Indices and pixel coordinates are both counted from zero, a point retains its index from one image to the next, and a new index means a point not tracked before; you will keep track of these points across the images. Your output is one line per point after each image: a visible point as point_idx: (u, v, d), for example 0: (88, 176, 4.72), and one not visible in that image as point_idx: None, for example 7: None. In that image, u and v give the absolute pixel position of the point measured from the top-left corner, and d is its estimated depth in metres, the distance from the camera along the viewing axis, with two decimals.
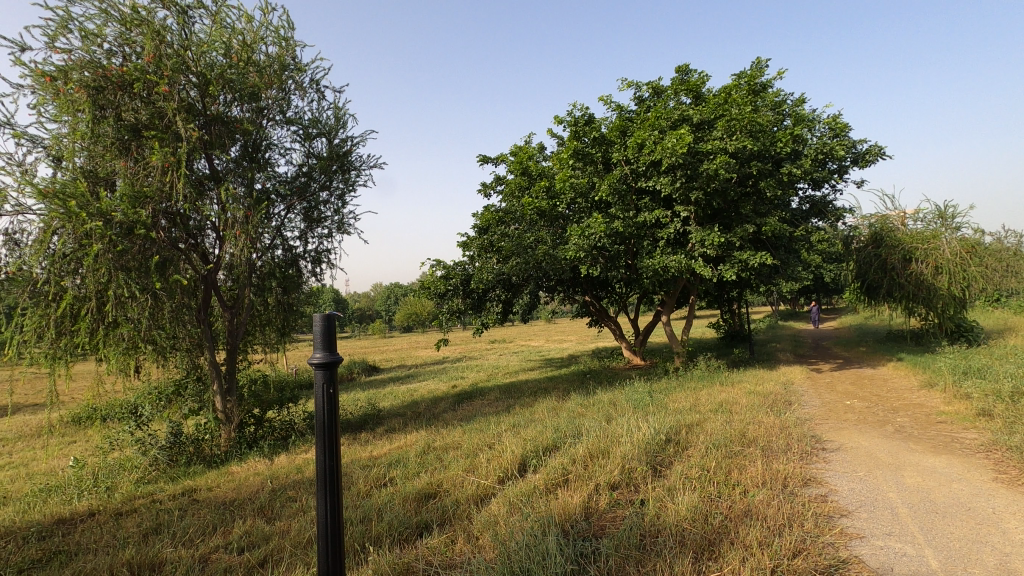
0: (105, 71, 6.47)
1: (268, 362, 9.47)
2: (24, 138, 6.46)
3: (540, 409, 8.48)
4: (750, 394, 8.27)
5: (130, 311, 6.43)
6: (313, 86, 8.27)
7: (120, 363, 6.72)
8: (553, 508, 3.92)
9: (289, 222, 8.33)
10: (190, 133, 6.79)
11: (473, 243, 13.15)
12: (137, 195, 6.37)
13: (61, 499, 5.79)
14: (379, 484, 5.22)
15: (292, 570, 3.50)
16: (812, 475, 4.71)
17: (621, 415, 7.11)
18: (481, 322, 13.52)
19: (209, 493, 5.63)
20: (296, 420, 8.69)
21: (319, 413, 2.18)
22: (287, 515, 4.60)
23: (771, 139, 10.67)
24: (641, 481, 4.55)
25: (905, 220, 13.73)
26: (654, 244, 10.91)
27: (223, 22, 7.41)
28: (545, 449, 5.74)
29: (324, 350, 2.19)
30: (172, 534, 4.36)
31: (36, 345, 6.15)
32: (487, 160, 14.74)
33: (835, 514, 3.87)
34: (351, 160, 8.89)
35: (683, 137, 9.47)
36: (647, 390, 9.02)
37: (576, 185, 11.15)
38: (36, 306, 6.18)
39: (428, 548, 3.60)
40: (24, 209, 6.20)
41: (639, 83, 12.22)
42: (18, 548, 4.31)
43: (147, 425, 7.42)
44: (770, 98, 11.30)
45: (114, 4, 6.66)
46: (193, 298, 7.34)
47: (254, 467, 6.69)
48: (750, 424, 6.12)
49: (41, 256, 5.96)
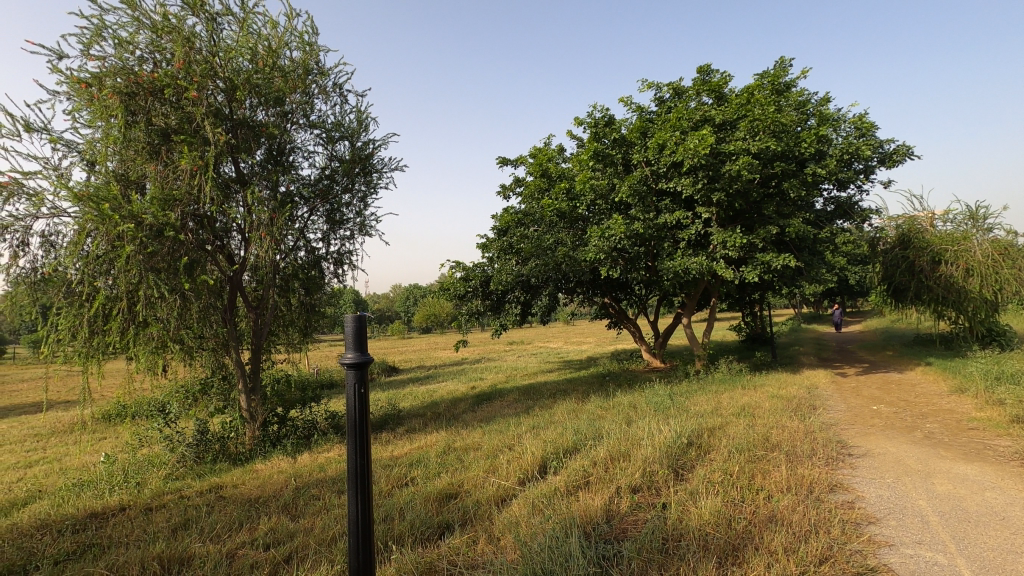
0: (136, 78, 6.63)
1: (292, 361, 9.61)
2: (59, 144, 6.64)
3: (560, 411, 8.48)
4: (773, 398, 8.13)
5: (159, 311, 6.61)
6: (336, 89, 8.38)
7: (149, 362, 6.87)
8: (575, 510, 3.92)
9: (312, 224, 8.45)
10: (217, 137, 6.94)
11: (492, 245, 13.19)
12: (167, 198, 6.53)
13: (93, 493, 5.95)
14: (400, 484, 5.27)
15: (318, 567, 3.53)
16: (838, 480, 4.63)
17: (641, 418, 7.07)
18: (500, 324, 13.54)
19: (235, 490, 5.74)
20: (318, 420, 8.75)
21: (351, 412, 2.20)
22: (311, 513, 4.67)
23: (795, 139, 10.53)
24: (663, 485, 4.52)
25: (934, 221, 13.41)
26: (675, 246, 10.86)
27: (250, 27, 7.56)
28: (566, 451, 5.75)
29: (355, 350, 2.19)
30: (200, 530, 4.46)
31: (70, 343, 6.34)
32: (507, 163, 14.76)
33: (862, 521, 3.80)
34: (372, 163, 8.98)
35: (706, 137, 9.35)
36: (667, 393, 8.96)
37: (596, 187, 11.10)
38: (70, 306, 6.38)
39: (451, 548, 3.63)
40: (59, 212, 6.40)
41: (660, 83, 12.14)
42: (53, 541, 4.45)
43: (174, 423, 7.61)
44: (794, 97, 11.12)
45: (146, 12, 6.84)
46: (219, 298, 7.50)
47: (277, 466, 6.78)
48: (773, 429, 6.03)
49: (75, 257, 6.15)
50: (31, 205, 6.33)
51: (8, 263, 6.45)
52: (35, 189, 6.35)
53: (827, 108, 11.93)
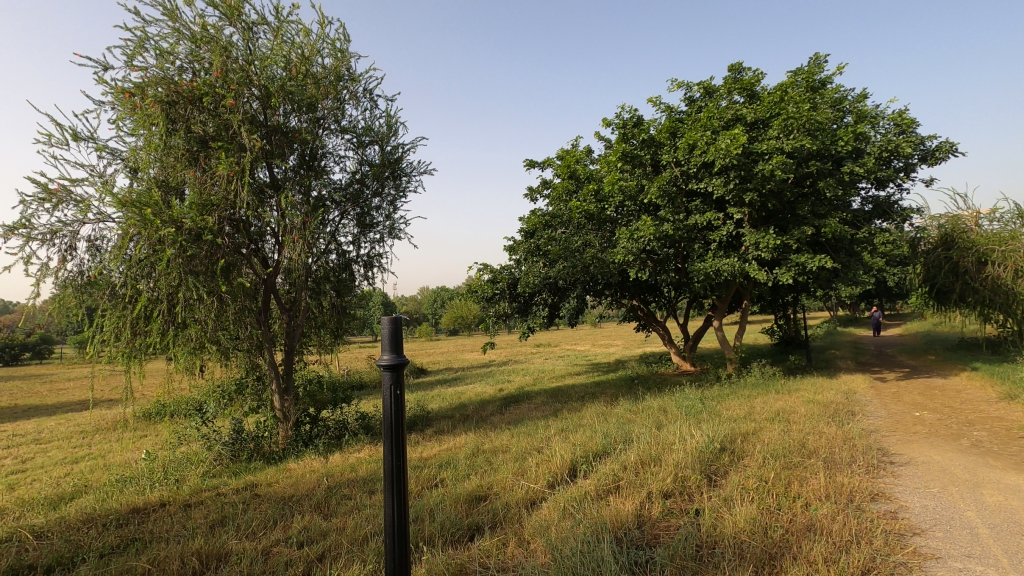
0: (176, 87, 6.86)
1: (323, 363, 9.76)
2: (104, 152, 6.91)
3: (589, 414, 8.41)
4: (809, 403, 7.92)
5: (198, 312, 6.81)
6: (366, 95, 8.51)
7: (187, 363, 7.07)
8: (606, 515, 3.88)
9: (343, 228, 8.58)
10: (253, 143, 7.12)
11: (520, 247, 13.19)
12: (205, 203, 6.71)
13: (135, 489, 6.16)
14: (429, 485, 5.31)
15: (350, 567, 3.56)
16: (879, 489, 4.48)
17: (672, 422, 6.97)
18: (527, 327, 13.54)
19: (269, 489, 5.86)
20: (349, 420, 8.87)
21: (387, 413, 2.21)
22: (343, 513, 4.73)
23: (831, 137, 10.25)
24: (696, 491, 4.44)
25: (980, 220, 12.84)
26: (706, 247, 10.70)
27: (284, 36, 7.74)
28: (595, 454, 5.69)
29: (392, 352, 2.20)
30: (236, 527, 4.56)
31: (114, 344, 6.58)
32: (534, 166, 14.76)
33: (906, 532, 3.65)
34: (401, 167, 9.07)
35: (737, 136, 9.16)
36: (699, 397, 8.80)
37: (625, 188, 11.00)
38: (115, 308, 6.63)
39: (482, 550, 3.63)
40: (104, 218, 6.65)
41: (690, 83, 11.97)
42: (99, 534, 4.61)
43: (211, 422, 7.83)
44: (830, 94, 10.80)
45: (186, 23, 7.07)
46: (254, 301, 7.68)
47: (309, 466, 6.90)
48: (810, 435, 5.86)
49: (120, 261, 6.40)
50: (78, 211, 6.60)
51: (57, 266, 6.74)
52: (82, 196, 6.61)
53: (866, 105, 11.55)
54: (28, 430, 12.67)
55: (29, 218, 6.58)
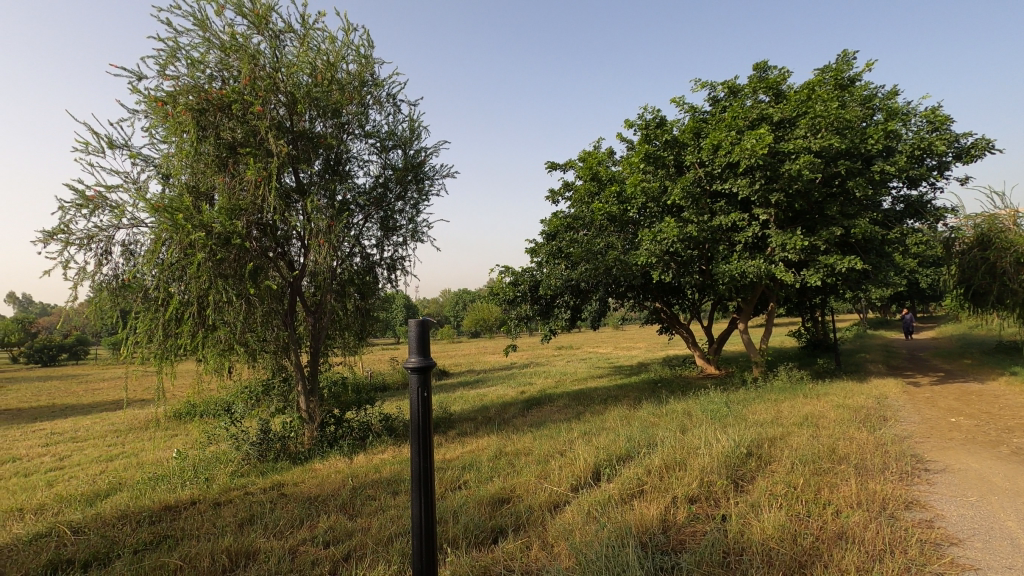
0: (207, 95, 7.03)
1: (347, 364, 9.87)
2: (138, 159, 7.11)
3: (612, 417, 8.35)
4: (839, 407, 7.74)
5: (227, 315, 6.97)
6: (390, 99, 8.60)
7: (216, 364, 7.23)
8: (630, 519, 3.85)
9: (366, 231, 8.69)
10: (279, 149, 7.27)
11: (541, 250, 13.20)
12: (234, 208, 6.87)
13: (167, 487, 6.32)
14: (453, 486, 5.34)
15: (376, 567, 3.60)
16: (913, 497, 4.35)
17: (696, 426, 6.88)
18: (549, 329, 13.52)
19: (295, 489, 5.96)
20: (373, 421, 8.97)
21: (414, 415, 2.23)
22: (368, 513, 4.78)
23: (860, 135, 10.02)
24: (722, 496, 4.37)
25: (1018, 219, 12.28)
26: (731, 249, 10.57)
27: (310, 43, 7.87)
28: (619, 458, 5.65)
29: (418, 354, 2.22)
30: (264, 526, 4.64)
31: (147, 345, 6.76)
32: (555, 168, 14.73)
33: (942, 542, 3.54)
34: (424, 170, 9.14)
35: (763, 136, 9.00)
36: (724, 400, 8.68)
37: (648, 189, 10.91)
38: (148, 310, 6.83)
39: (506, 552, 3.63)
40: (138, 223, 6.84)
41: (714, 82, 11.82)
42: (133, 531, 4.74)
43: (239, 422, 8.00)
44: (859, 91, 10.54)
45: (216, 33, 7.25)
46: (281, 303, 7.82)
47: (334, 466, 7.00)
48: (840, 440, 5.72)
49: (153, 265, 6.59)
50: (114, 217, 6.80)
51: (94, 270, 6.96)
52: (117, 202, 6.82)
53: (896, 102, 11.24)
54: (66, 428, 13.10)
55: (68, 223, 6.81)
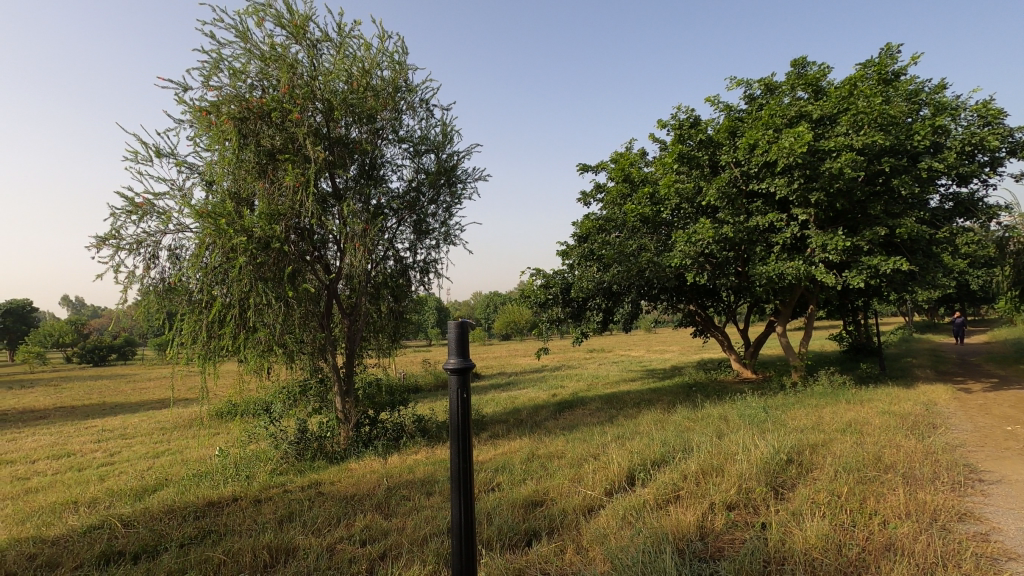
0: (248, 104, 7.26)
1: (381, 365, 10.01)
2: (183, 166, 7.38)
3: (645, 421, 8.24)
4: (884, 414, 7.45)
5: (267, 317, 7.18)
6: (423, 104, 8.72)
7: (257, 364, 7.45)
8: (667, 525, 3.79)
9: (400, 235, 8.81)
10: (317, 155, 7.46)
11: (573, 252, 13.16)
12: (273, 213, 7.07)
13: (210, 483, 6.54)
14: (487, 488, 5.36)
15: (411, 566, 3.63)
16: (966, 508, 4.15)
17: (733, 431, 6.72)
18: (581, 332, 13.44)
19: (332, 488, 6.07)
20: (406, 423, 9.08)
21: (453, 416, 2.24)
22: (403, 513, 4.85)
23: (905, 132, 9.66)
24: (762, 504, 4.26)
25: None
26: (768, 250, 10.32)
27: (346, 51, 8.04)
28: (653, 462, 5.57)
29: (457, 356, 2.24)
30: (303, 523, 4.75)
31: (191, 346, 7.01)
32: (587, 170, 14.65)
33: (1000, 557, 3.37)
34: (457, 174, 9.22)
35: (802, 134, 8.75)
36: (762, 405, 8.45)
37: (681, 190, 10.76)
38: (193, 313, 7.09)
39: (540, 555, 3.62)
40: (183, 228, 7.11)
41: (750, 80, 11.59)
42: (179, 525, 4.92)
43: (278, 421, 8.21)
44: (904, 86, 10.16)
45: (256, 44, 7.49)
46: (318, 305, 8.01)
47: (370, 466, 7.12)
48: (887, 448, 5.51)
49: (197, 269, 6.83)
50: (160, 223, 7.08)
51: (142, 274, 7.26)
52: (164, 208, 7.10)
53: (944, 95, 10.77)
54: (115, 425, 13.70)
55: (118, 229, 7.13)
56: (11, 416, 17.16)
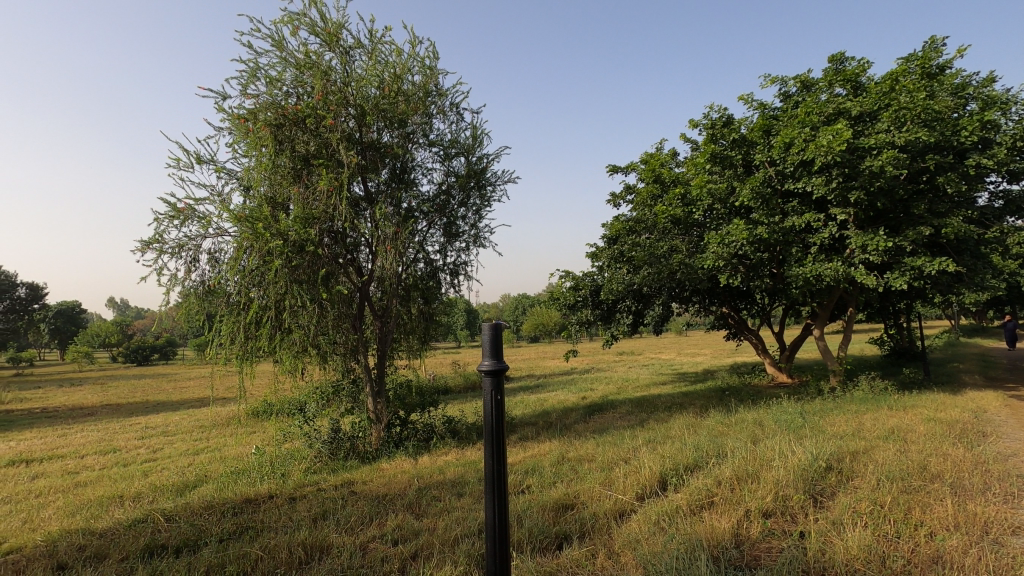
0: (284, 110, 7.44)
1: (412, 367, 10.12)
2: (223, 173, 7.62)
3: (677, 426, 8.11)
4: (930, 421, 7.16)
5: (301, 318, 7.34)
6: (453, 108, 8.79)
7: (292, 365, 7.62)
8: (701, 532, 3.73)
9: (430, 237, 8.90)
10: (350, 159, 7.60)
11: (603, 254, 13.07)
12: (308, 217, 7.23)
13: (248, 481, 6.72)
14: (517, 490, 5.36)
15: (442, 567, 3.66)
16: (1020, 521, 3.94)
17: (769, 437, 6.56)
18: (611, 334, 13.34)
19: (364, 487, 6.16)
20: (436, 424, 9.16)
21: (487, 417, 2.24)
22: (434, 514, 4.88)
23: (951, 127, 9.28)
24: (800, 512, 4.14)
25: None
26: (804, 251, 10.06)
27: (378, 57, 8.17)
28: (686, 468, 5.48)
29: (492, 357, 2.24)
30: (337, 521, 4.83)
31: (229, 346, 7.22)
32: (617, 171, 14.54)
33: None
34: (486, 177, 9.27)
35: (841, 132, 8.50)
36: (798, 410, 8.23)
37: (714, 190, 10.58)
38: (231, 315, 7.30)
39: (572, 560, 3.59)
40: (222, 232, 7.33)
41: (785, 78, 11.32)
42: (218, 521, 5.06)
43: (312, 420, 8.39)
44: (950, 80, 9.76)
45: (292, 52, 7.68)
46: (350, 308, 8.15)
47: (401, 466, 7.21)
48: (933, 457, 5.29)
49: (235, 272, 7.03)
50: (201, 227, 7.32)
51: (183, 276, 7.51)
52: (204, 213, 7.33)
53: (993, 89, 10.31)
54: (158, 422, 14.23)
55: (162, 233, 7.39)
56: (62, 412, 18.00)
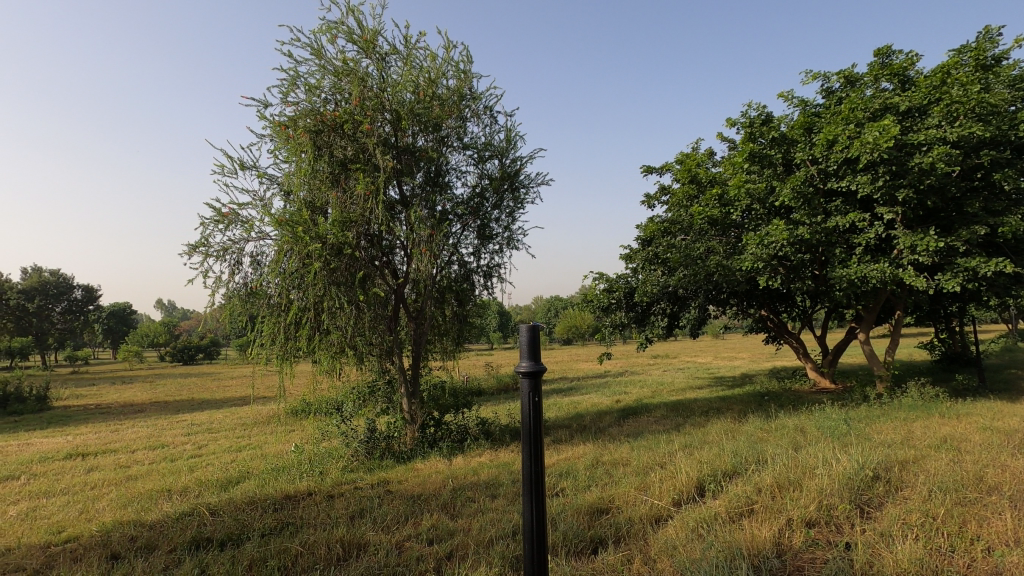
0: (322, 117, 7.61)
1: (445, 369, 10.21)
2: (264, 178, 7.85)
3: (715, 430, 7.94)
4: (986, 430, 6.80)
5: (339, 320, 7.51)
6: (487, 111, 8.84)
7: (329, 365, 7.78)
8: (741, 539, 3.64)
9: (464, 240, 8.96)
10: (386, 163, 7.74)
11: (637, 256, 12.92)
12: (345, 220, 7.38)
13: (287, 478, 6.91)
14: (551, 493, 5.34)
15: (477, 567, 3.68)
16: None
17: (811, 444, 6.36)
18: (645, 337, 13.16)
19: (399, 486, 6.24)
20: (470, 425, 9.21)
21: (525, 418, 2.24)
22: (468, 515, 4.90)
23: (1008, 121, 8.82)
24: (845, 522, 4.00)
25: None
26: (848, 252, 9.73)
27: (413, 63, 8.28)
28: (724, 473, 5.36)
29: (529, 359, 2.25)
30: (373, 520, 4.90)
31: (270, 346, 7.44)
32: (651, 172, 14.37)
33: None
34: (519, 179, 9.29)
35: (887, 128, 8.20)
36: (842, 417, 7.94)
37: (753, 190, 10.34)
38: (272, 316, 7.52)
39: (608, 564, 3.56)
40: (264, 236, 7.55)
41: (828, 73, 11.00)
42: (260, 516, 5.21)
43: (349, 419, 8.56)
44: (1007, 71, 9.29)
45: (330, 60, 7.87)
46: (385, 309, 8.29)
47: (435, 467, 7.28)
48: (990, 468, 5.02)
49: (276, 274, 7.24)
50: (244, 231, 7.55)
51: (228, 278, 7.77)
52: (247, 218, 7.57)
53: None
54: (203, 420, 14.76)
55: (207, 238, 7.67)
56: (115, 409, 18.85)
